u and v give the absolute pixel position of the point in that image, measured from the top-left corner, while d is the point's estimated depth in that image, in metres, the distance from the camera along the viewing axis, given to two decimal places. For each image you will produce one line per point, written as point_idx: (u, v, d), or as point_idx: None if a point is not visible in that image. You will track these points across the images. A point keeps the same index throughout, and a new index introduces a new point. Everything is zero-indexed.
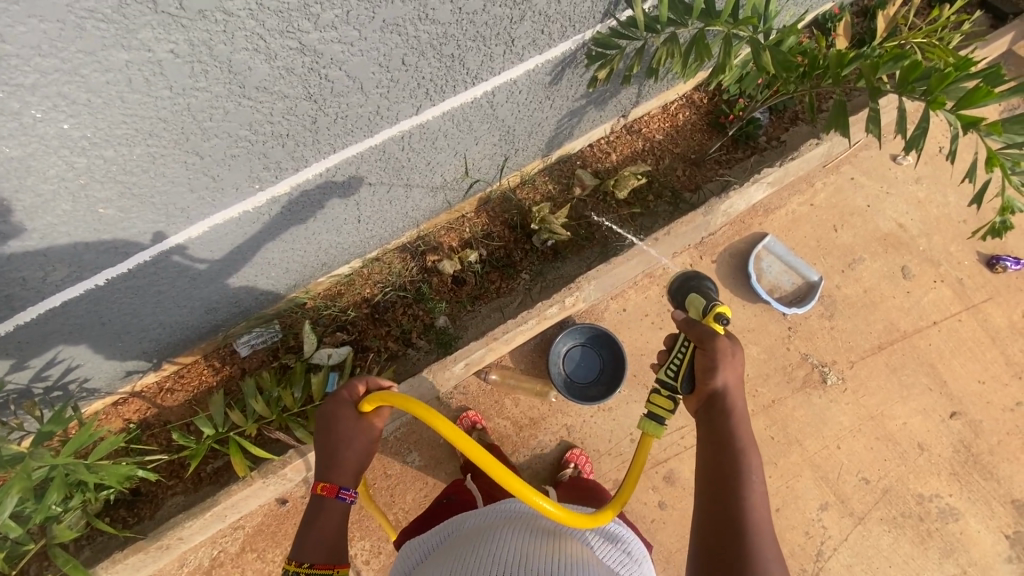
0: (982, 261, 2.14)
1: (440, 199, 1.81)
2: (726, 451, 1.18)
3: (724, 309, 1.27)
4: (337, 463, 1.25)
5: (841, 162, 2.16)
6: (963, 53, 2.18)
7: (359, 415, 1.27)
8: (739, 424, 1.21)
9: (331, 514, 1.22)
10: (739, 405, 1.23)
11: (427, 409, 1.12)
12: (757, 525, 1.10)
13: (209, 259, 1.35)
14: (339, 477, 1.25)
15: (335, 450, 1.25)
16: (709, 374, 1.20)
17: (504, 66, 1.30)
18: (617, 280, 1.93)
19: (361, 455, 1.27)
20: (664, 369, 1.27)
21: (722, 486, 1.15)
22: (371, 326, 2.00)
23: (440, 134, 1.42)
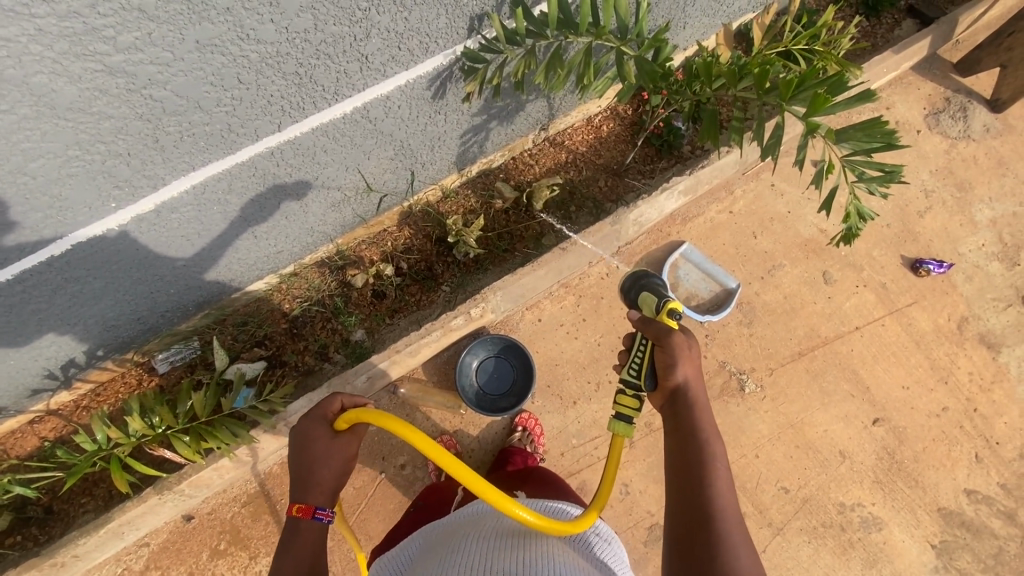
0: (906, 265, 2.12)
1: (347, 212, 1.84)
2: (689, 441, 1.15)
3: (675, 305, 1.32)
4: (314, 483, 1.24)
5: (761, 169, 2.15)
6: (881, 59, 2.19)
7: (336, 436, 1.26)
8: (703, 415, 1.19)
9: (308, 534, 1.19)
10: (702, 398, 1.22)
11: (407, 427, 1.09)
12: (726, 512, 1.06)
13: (183, 254, 1.52)
14: (315, 496, 1.23)
15: (311, 470, 1.24)
16: (669, 368, 1.20)
17: (366, 83, 1.32)
18: (529, 291, 1.93)
19: (338, 475, 1.27)
20: (626, 370, 1.24)
21: (688, 476, 1.11)
22: (289, 341, 2.00)
23: (319, 149, 1.44)
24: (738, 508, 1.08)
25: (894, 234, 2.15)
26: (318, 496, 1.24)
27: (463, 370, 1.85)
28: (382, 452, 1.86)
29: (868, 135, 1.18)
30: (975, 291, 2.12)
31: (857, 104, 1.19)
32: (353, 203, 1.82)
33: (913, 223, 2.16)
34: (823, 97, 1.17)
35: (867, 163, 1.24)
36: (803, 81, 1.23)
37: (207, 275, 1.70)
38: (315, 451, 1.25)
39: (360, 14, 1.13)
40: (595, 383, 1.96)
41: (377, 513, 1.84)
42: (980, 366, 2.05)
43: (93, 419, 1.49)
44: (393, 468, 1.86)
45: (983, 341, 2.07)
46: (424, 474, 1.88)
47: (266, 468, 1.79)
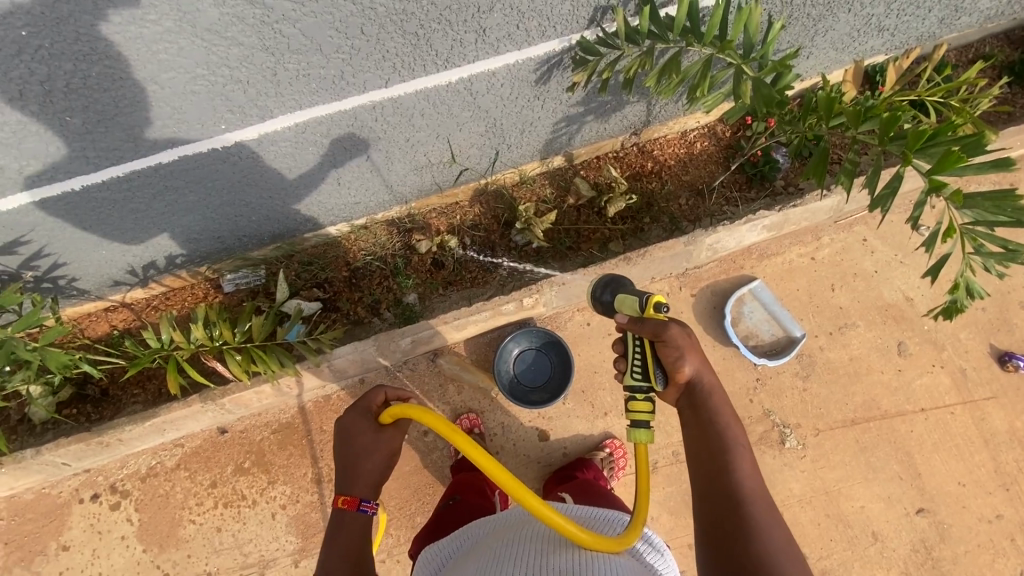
0: (994, 355, 1.96)
1: (426, 179, 1.88)
2: (707, 427, 1.17)
3: (659, 297, 1.19)
4: (359, 475, 1.27)
5: (856, 221, 2.02)
6: (1019, 129, 2.01)
7: (380, 428, 1.33)
8: (720, 402, 1.21)
9: (353, 527, 1.22)
10: (715, 386, 1.23)
11: (445, 422, 1.15)
12: (754, 492, 1.08)
13: (234, 197, 1.59)
14: (360, 488, 1.26)
15: (357, 462, 1.28)
16: (679, 361, 1.18)
17: (477, 56, 1.33)
18: (586, 292, 1.92)
19: (381, 468, 1.30)
20: (631, 374, 1.20)
21: (711, 462, 1.13)
22: (346, 289, 2.08)
23: (417, 113, 1.47)
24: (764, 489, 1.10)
25: (988, 319, 1.99)
26: (363, 489, 1.27)
27: (503, 357, 1.86)
28: None
29: (998, 207, 1.09)
30: None
31: (992, 170, 1.10)
32: (434, 170, 1.84)
33: (1011, 313, 2.00)
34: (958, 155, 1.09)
35: (991, 238, 1.14)
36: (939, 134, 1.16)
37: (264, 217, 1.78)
38: (361, 442, 1.30)
39: None
40: (630, 399, 1.93)
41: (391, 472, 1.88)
42: None
43: (163, 318, 1.59)
44: (416, 432, 1.90)
45: None
46: (444, 446, 1.91)
47: (300, 403, 1.87)
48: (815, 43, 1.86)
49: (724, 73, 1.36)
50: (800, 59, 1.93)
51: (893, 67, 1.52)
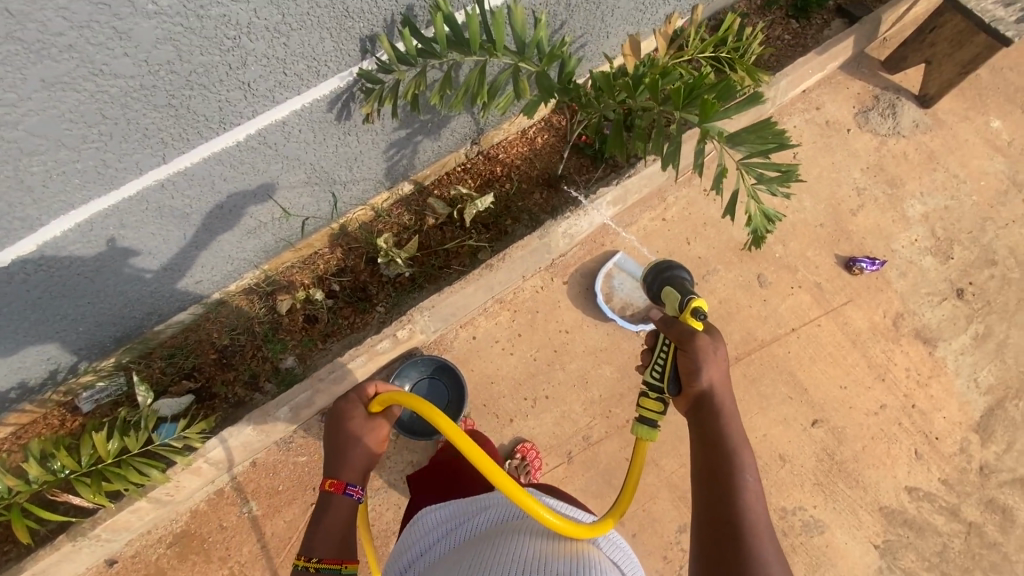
0: (841, 263, 2.14)
1: (267, 237, 1.81)
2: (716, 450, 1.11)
3: (701, 304, 1.28)
4: (348, 460, 1.25)
5: (694, 175, 2.15)
6: (808, 58, 2.21)
7: (370, 417, 1.32)
8: (731, 423, 1.14)
9: (339, 510, 1.20)
10: (731, 405, 1.16)
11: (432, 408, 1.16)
12: (755, 528, 0.99)
13: (44, 311, 1.47)
14: (346, 473, 1.24)
15: (345, 447, 1.27)
16: (692, 372, 1.16)
17: (256, 110, 1.29)
18: (462, 308, 1.90)
19: (371, 455, 1.29)
20: (650, 373, 1.24)
21: (717, 488, 1.06)
22: (219, 372, 1.97)
23: (218, 180, 1.42)
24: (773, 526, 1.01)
25: (827, 234, 2.17)
26: (350, 474, 1.25)
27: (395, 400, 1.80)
28: (313, 485, 1.80)
29: (760, 136, 1.15)
30: (909, 287, 2.14)
31: (749, 107, 1.17)
32: (271, 228, 1.78)
33: (845, 223, 2.18)
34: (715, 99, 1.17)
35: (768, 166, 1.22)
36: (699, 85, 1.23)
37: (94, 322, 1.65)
38: (353, 432, 1.28)
39: (230, 42, 1.09)
40: (532, 399, 1.93)
41: None
42: (917, 363, 2.06)
43: None
44: None
45: (919, 336, 2.09)
46: None
47: (191, 507, 1.74)
48: (607, 23, 1.97)
49: (505, 75, 1.40)
50: (600, 40, 2.03)
51: (663, 32, 1.63)
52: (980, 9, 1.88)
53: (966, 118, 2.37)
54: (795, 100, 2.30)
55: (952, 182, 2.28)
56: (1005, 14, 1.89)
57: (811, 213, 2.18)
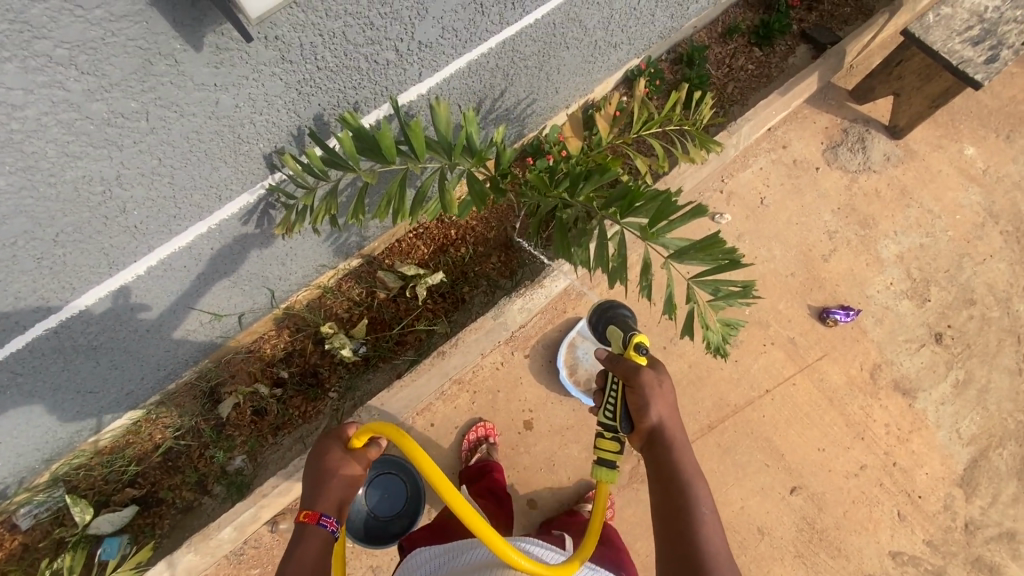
0: (815, 314, 2.04)
1: (200, 340, 1.69)
2: (670, 486, 1.10)
3: (642, 339, 1.25)
4: (324, 492, 1.15)
5: None
6: (772, 95, 2.09)
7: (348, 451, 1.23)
8: (683, 456, 1.13)
9: (312, 544, 1.06)
10: (681, 439, 1.15)
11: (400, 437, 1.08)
12: (716, 561, 1.01)
13: None
14: (321, 503, 1.13)
15: (320, 480, 1.17)
16: (643, 410, 1.14)
17: (151, 245, 1.16)
18: (416, 396, 1.78)
19: (348, 489, 1.19)
20: (603, 412, 1.22)
21: (675, 523, 1.06)
22: (164, 476, 1.85)
23: (126, 310, 1.30)
24: (729, 555, 1.04)
25: (800, 283, 2.07)
26: (325, 505, 1.13)
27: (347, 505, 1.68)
28: None
29: (709, 254, 1.08)
30: (886, 334, 2.05)
31: (693, 219, 1.07)
32: (203, 331, 1.65)
33: (817, 271, 2.08)
34: (657, 217, 1.09)
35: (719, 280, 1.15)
36: (639, 197, 1.13)
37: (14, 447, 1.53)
38: (327, 468, 1.19)
39: (98, 196, 0.96)
40: None
41: None
42: (897, 416, 1.98)
43: None
44: None
45: (898, 388, 2.00)
46: None
47: None
48: (555, 80, 1.84)
49: (432, 175, 1.25)
50: (550, 96, 1.90)
51: (603, 115, 1.52)
52: (945, 49, 1.75)
53: (939, 146, 2.26)
54: (760, 139, 2.19)
55: (927, 218, 2.18)
56: (974, 54, 1.77)
57: (780, 262, 2.08)
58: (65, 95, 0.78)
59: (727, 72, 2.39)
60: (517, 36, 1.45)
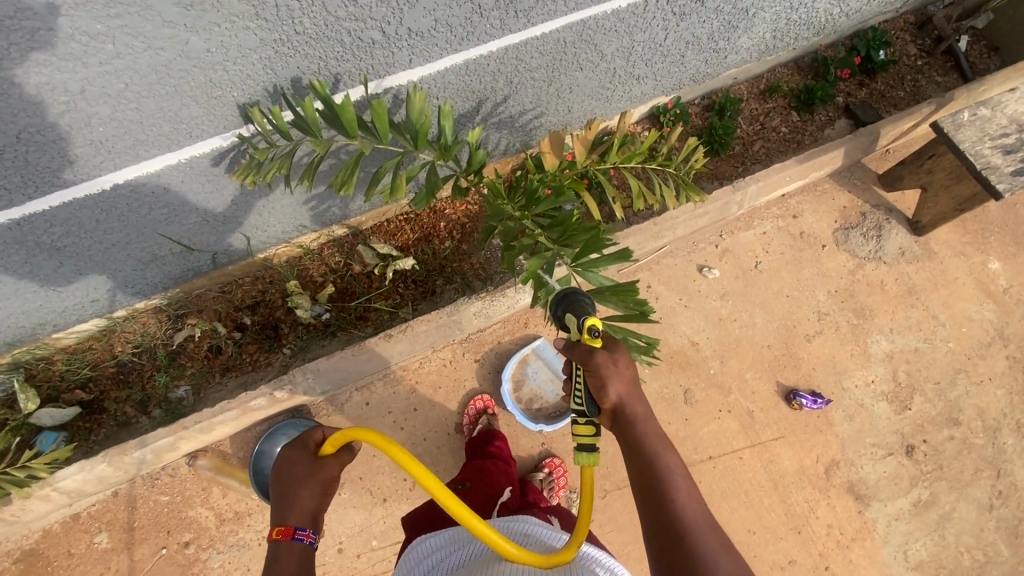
0: (781, 392, 1.95)
1: (171, 268, 1.76)
2: (639, 463, 1.03)
3: (594, 319, 1.04)
4: (293, 504, 1.11)
5: (638, 268, 2.01)
6: (792, 161, 2.02)
7: (317, 459, 1.18)
8: (649, 428, 1.05)
9: (290, 556, 1.05)
10: (644, 410, 1.05)
11: (383, 440, 1.05)
12: (698, 524, 0.98)
13: None
14: (293, 516, 1.09)
15: (291, 490, 1.13)
16: (602, 394, 1.01)
17: (117, 163, 1.23)
18: (356, 372, 1.79)
19: (319, 496, 1.14)
20: (572, 399, 1.08)
21: (651, 502, 1.01)
22: (113, 388, 1.93)
23: (93, 220, 1.37)
24: (709, 512, 1.01)
25: (775, 357, 1.99)
26: (297, 516, 1.10)
27: (264, 455, 1.70)
28: (167, 527, 1.73)
29: (621, 299, 1.20)
30: (852, 432, 1.93)
31: (615, 262, 1.22)
32: (173, 260, 1.72)
33: (795, 350, 1.99)
34: (587, 247, 1.22)
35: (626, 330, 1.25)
36: (575, 229, 1.26)
37: None
38: (304, 475, 1.14)
39: (61, 104, 1.03)
40: (411, 481, 1.80)
41: None
42: (842, 520, 1.86)
43: None
44: (176, 544, 1.72)
45: (850, 491, 1.89)
46: (208, 557, 1.72)
47: (43, 527, 1.70)
48: (566, 99, 1.85)
49: (389, 165, 1.27)
50: (560, 114, 1.91)
51: (581, 138, 1.57)
52: (973, 151, 1.65)
53: (961, 253, 2.13)
54: (770, 203, 2.12)
55: (929, 323, 2.06)
56: (1004, 162, 1.66)
57: (759, 331, 2.00)
58: (29, 4, 0.85)
59: (757, 129, 2.33)
60: (522, 46, 1.47)
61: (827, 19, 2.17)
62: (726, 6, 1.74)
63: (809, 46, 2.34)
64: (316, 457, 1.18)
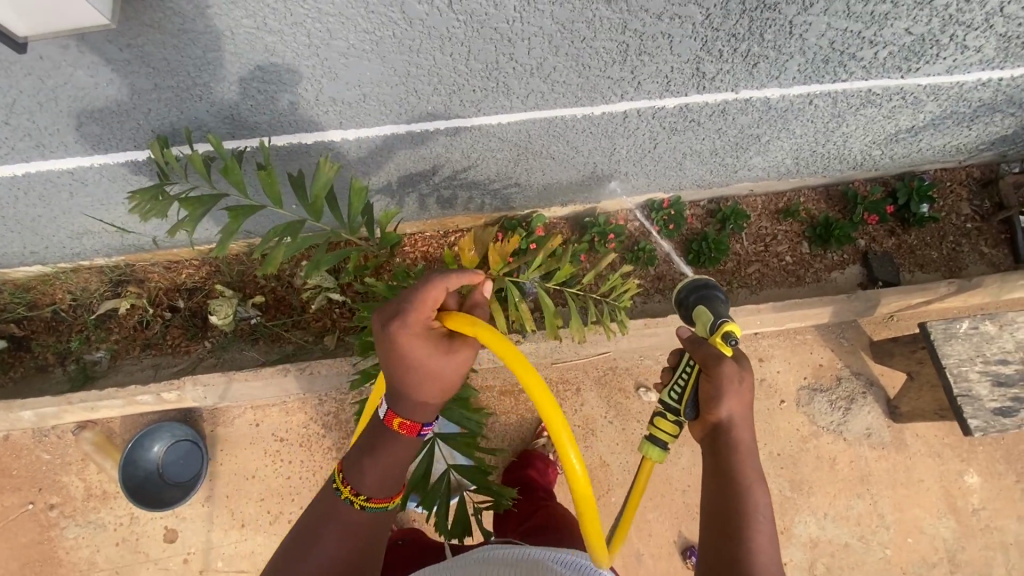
0: (679, 545, 1.81)
1: (110, 241, 1.77)
2: (727, 488, 0.96)
3: (736, 327, 1.02)
4: (419, 390, 0.93)
5: (572, 368, 1.89)
6: (771, 305, 1.82)
7: (446, 356, 0.90)
8: (749, 459, 0.98)
9: (404, 451, 0.99)
10: (748, 438, 0.99)
11: (512, 352, 0.80)
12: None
13: None
14: (418, 407, 0.95)
15: (410, 379, 0.92)
16: (714, 399, 0.97)
17: (23, 157, 1.22)
18: (249, 393, 1.77)
19: (452, 386, 0.94)
20: (666, 392, 1.04)
21: (725, 528, 0.93)
22: (43, 332, 1.97)
23: (10, 195, 1.38)
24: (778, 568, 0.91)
25: (687, 504, 1.84)
26: (426, 409, 0.96)
27: (140, 448, 1.73)
28: (40, 485, 1.77)
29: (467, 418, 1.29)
30: None
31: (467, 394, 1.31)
32: (110, 235, 1.73)
33: None
34: None
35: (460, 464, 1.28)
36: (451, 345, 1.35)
37: None
38: (428, 362, 0.89)
39: None
40: (274, 515, 1.78)
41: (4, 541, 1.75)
42: None
43: None
44: (42, 504, 1.77)
45: None
46: (65, 526, 1.76)
47: None
48: (540, 178, 1.73)
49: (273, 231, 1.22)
50: (533, 189, 1.80)
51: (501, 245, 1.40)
52: (955, 369, 1.42)
53: (936, 454, 1.89)
54: (739, 339, 1.93)
55: (870, 520, 1.85)
56: (989, 392, 1.42)
57: (679, 472, 1.85)
58: None
59: (760, 251, 2.12)
60: (474, 129, 1.36)
61: (865, 157, 1.93)
62: (731, 129, 1.55)
63: (844, 176, 2.09)
64: (446, 333, 0.91)
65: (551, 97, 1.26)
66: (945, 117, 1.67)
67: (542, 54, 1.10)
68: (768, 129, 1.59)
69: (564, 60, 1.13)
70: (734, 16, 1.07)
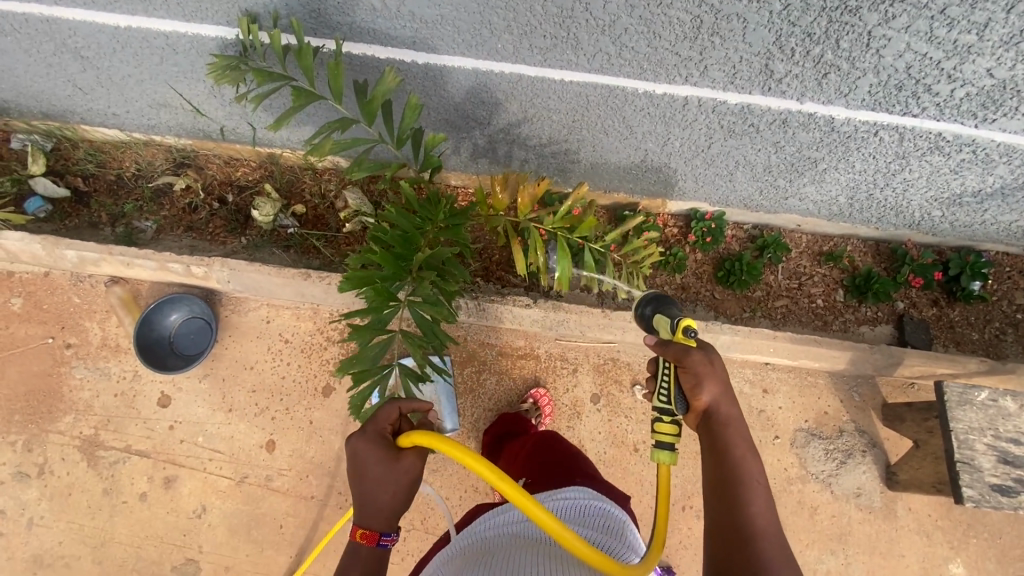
0: None
1: (184, 119, 1.90)
2: (720, 461, 1.06)
3: (690, 320, 1.12)
4: (375, 509, 1.08)
5: (576, 348, 1.90)
6: (790, 336, 1.78)
7: (395, 457, 1.07)
8: (738, 434, 1.08)
9: (368, 561, 1.07)
10: (736, 415, 1.10)
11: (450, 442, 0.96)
12: (764, 529, 0.97)
13: None
14: (377, 521, 1.08)
15: (367, 497, 1.07)
16: (696, 387, 1.08)
17: (129, 8, 1.35)
18: (268, 289, 1.85)
19: (399, 501, 1.09)
20: (656, 396, 1.11)
21: (723, 496, 1.03)
22: (104, 191, 2.13)
23: (110, 47, 1.52)
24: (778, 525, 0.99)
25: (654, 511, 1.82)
26: (383, 521, 1.09)
27: (159, 313, 1.83)
28: (64, 324, 1.91)
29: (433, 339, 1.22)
30: None
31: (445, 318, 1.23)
32: (186, 113, 1.86)
33: (674, 516, 1.83)
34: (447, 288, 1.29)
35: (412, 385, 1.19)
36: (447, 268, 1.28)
37: (24, 86, 1.87)
38: (377, 466, 1.07)
39: None
40: (260, 408, 1.85)
41: (19, 365, 1.89)
42: None
43: None
44: (61, 342, 1.90)
45: None
46: (76, 366, 1.88)
47: None
48: (591, 154, 1.75)
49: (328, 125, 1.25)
50: (582, 164, 1.82)
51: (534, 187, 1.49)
52: (962, 436, 1.36)
53: (925, 534, 1.80)
54: (748, 364, 1.90)
55: None
56: (992, 467, 1.35)
57: (653, 476, 1.83)
58: None
59: (794, 287, 2.07)
60: (537, 81, 1.40)
61: (923, 216, 1.87)
62: (789, 145, 1.54)
63: (898, 233, 2.03)
64: (397, 447, 1.08)
65: (616, 63, 1.30)
66: (1015, 188, 1.60)
67: (616, 11, 1.14)
68: (828, 155, 1.56)
69: (636, 24, 1.16)
70: (812, 13, 1.07)
